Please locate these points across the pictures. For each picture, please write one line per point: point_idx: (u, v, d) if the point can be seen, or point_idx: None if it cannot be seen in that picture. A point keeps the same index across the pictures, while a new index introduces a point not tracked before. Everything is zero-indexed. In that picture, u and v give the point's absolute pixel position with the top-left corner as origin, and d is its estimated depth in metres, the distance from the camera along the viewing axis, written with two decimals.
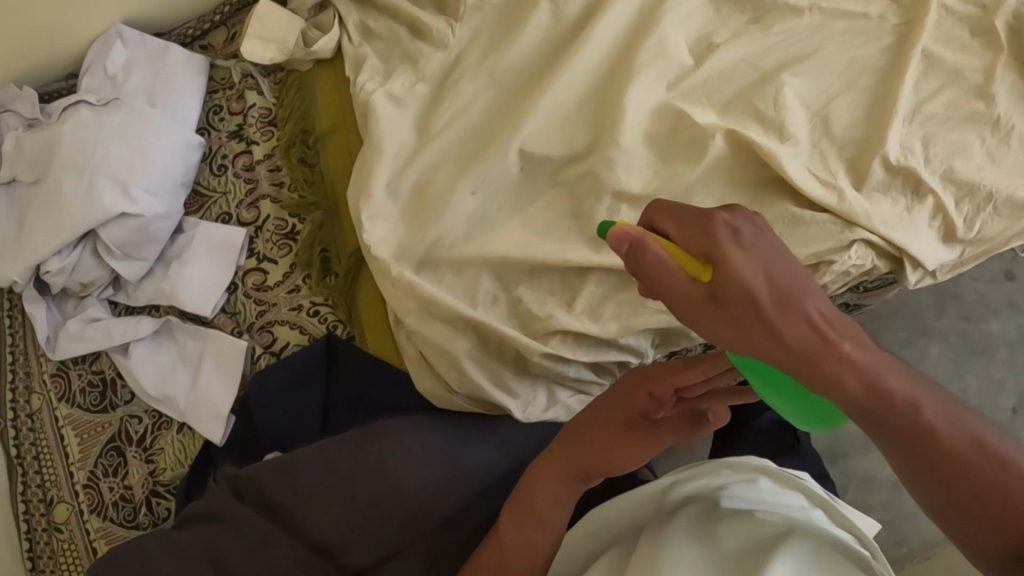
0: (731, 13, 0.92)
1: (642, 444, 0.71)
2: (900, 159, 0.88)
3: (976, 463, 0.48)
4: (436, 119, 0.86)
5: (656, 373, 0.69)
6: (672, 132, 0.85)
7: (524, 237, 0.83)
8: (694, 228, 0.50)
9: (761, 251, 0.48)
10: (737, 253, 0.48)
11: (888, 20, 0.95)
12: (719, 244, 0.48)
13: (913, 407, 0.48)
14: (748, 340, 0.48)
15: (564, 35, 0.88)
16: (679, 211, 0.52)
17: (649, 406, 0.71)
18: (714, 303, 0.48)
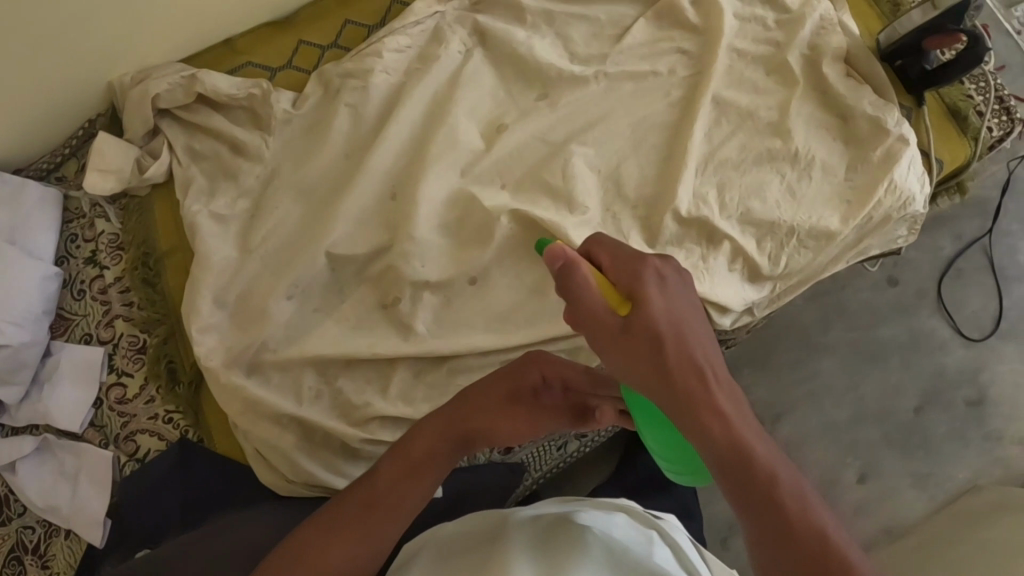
0: (520, 94, 0.99)
1: (525, 415, 0.75)
2: (692, 211, 0.92)
3: (816, 551, 0.49)
4: (256, 232, 0.96)
5: (553, 360, 0.76)
6: (465, 219, 0.93)
7: (338, 334, 0.91)
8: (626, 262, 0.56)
9: (676, 297, 0.54)
10: (653, 290, 0.54)
11: (677, 74, 1.01)
12: (641, 283, 0.54)
13: (770, 481, 0.50)
14: (637, 366, 0.53)
15: (366, 136, 0.99)
16: (616, 250, 0.58)
17: (538, 387, 0.77)
18: (622, 331, 0.53)
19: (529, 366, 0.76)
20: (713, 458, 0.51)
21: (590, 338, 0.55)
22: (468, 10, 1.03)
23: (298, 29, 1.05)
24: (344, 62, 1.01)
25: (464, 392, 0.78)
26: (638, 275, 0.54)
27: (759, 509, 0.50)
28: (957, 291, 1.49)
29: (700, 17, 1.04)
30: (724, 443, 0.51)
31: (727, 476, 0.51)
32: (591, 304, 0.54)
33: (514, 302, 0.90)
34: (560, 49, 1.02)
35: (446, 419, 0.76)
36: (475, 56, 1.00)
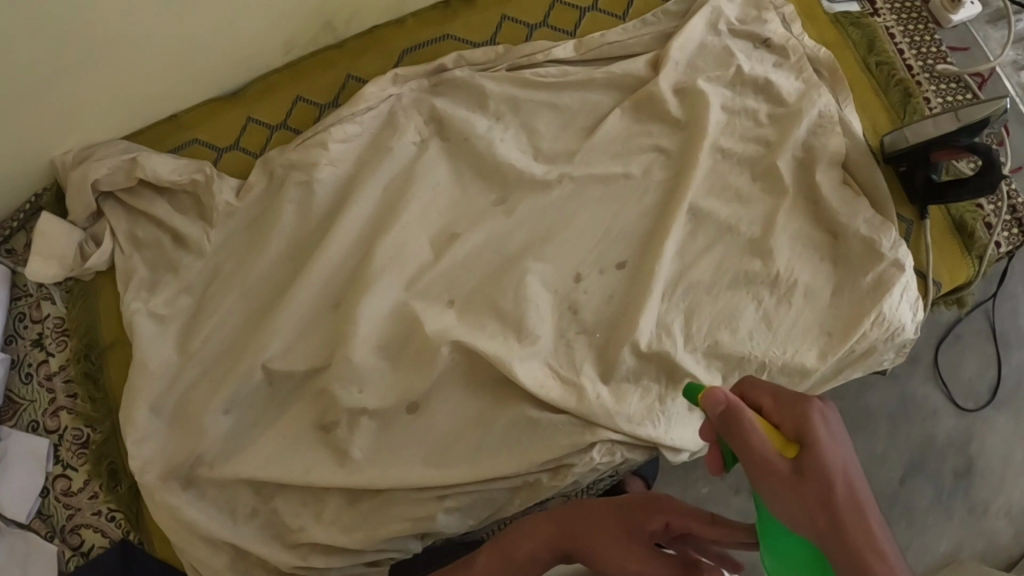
0: (477, 194, 0.91)
1: (635, 554, 0.71)
2: (651, 345, 0.86)
3: None
4: (195, 335, 0.92)
5: (676, 503, 0.74)
6: (407, 339, 0.88)
7: (274, 455, 0.88)
8: (782, 397, 0.60)
9: (843, 449, 0.55)
10: (821, 440, 0.55)
11: (652, 177, 0.92)
12: (811, 429, 0.56)
13: None
14: (811, 515, 0.52)
15: (311, 233, 0.92)
16: (777, 390, 0.61)
17: (659, 535, 0.74)
18: (792, 476, 0.54)
19: (651, 512, 0.75)
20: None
21: (751, 479, 0.56)
22: (427, 92, 0.95)
23: (244, 104, 0.97)
24: (290, 150, 0.94)
25: (585, 506, 0.79)
26: (806, 419, 0.57)
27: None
28: (955, 359, 1.41)
29: (683, 109, 0.94)
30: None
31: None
32: (759, 440, 0.55)
33: (455, 434, 0.86)
34: (524, 143, 0.93)
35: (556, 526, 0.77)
36: (431, 147, 0.92)
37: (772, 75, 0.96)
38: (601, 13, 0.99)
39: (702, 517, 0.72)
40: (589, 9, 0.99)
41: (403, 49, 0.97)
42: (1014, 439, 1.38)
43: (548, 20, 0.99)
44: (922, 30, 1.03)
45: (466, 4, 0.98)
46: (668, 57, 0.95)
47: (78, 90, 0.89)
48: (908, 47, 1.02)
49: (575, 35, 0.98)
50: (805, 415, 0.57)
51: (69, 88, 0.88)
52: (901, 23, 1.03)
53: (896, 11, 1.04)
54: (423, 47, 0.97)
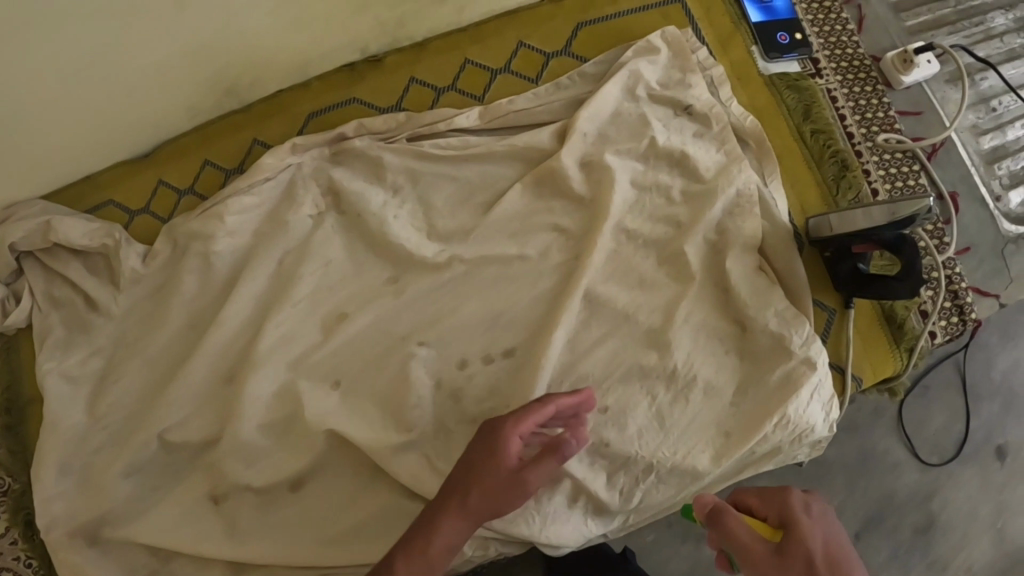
0: (369, 273, 0.90)
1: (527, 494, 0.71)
2: (531, 440, 0.82)
3: None
4: (103, 399, 0.93)
5: (516, 416, 0.72)
6: (293, 417, 0.88)
7: (165, 526, 0.89)
8: (767, 493, 0.75)
9: (821, 520, 0.72)
10: (801, 526, 0.70)
11: (549, 259, 0.87)
12: (792, 511, 0.72)
13: None
14: None
15: (212, 302, 0.93)
16: (757, 488, 0.76)
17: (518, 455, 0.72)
18: (774, 552, 0.69)
19: (502, 437, 0.72)
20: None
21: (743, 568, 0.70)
22: (327, 160, 0.92)
23: (154, 167, 0.97)
24: (191, 219, 0.93)
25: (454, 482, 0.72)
26: (788, 505, 0.72)
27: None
28: (921, 414, 1.34)
29: (589, 186, 0.89)
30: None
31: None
32: (746, 531, 0.70)
33: (337, 515, 0.87)
34: (419, 219, 0.90)
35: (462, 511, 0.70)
36: (327, 222, 0.91)
37: (689, 147, 0.90)
38: (513, 75, 0.95)
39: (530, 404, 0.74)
40: (500, 71, 0.95)
41: (308, 113, 0.95)
42: (979, 498, 1.31)
43: (457, 82, 0.95)
44: (870, 92, 0.98)
45: (373, 66, 0.95)
46: (574, 128, 0.89)
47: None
48: (851, 113, 0.97)
49: (483, 100, 0.94)
50: (786, 500, 0.73)
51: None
52: (847, 84, 0.98)
53: (840, 71, 0.98)
54: (328, 112, 0.95)
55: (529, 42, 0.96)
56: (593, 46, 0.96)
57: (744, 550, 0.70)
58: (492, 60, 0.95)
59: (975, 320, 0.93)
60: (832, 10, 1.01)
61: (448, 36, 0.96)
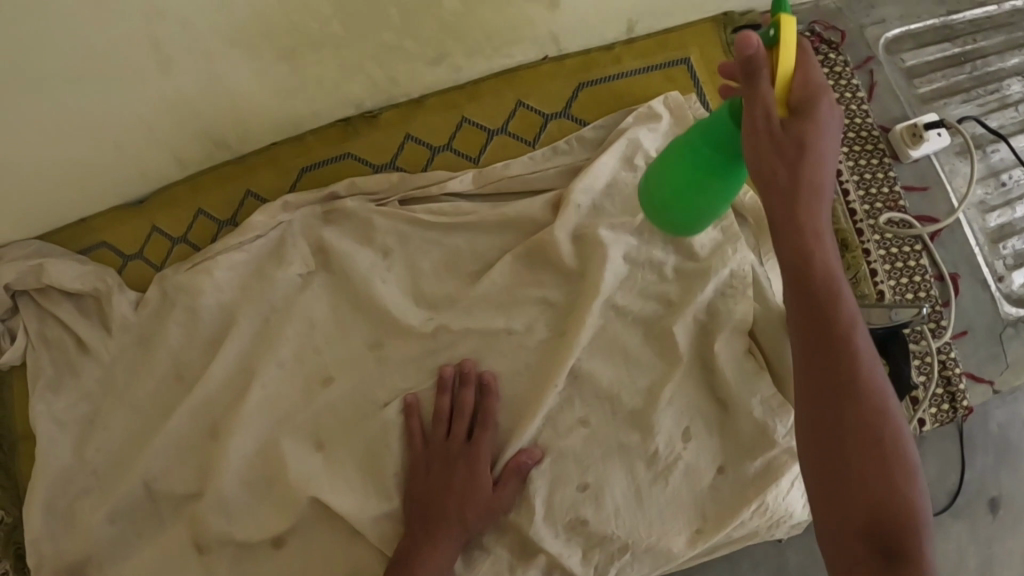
0: (355, 336, 0.89)
1: (477, 487, 0.82)
2: (509, 514, 0.85)
3: (879, 454, 0.59)
4: (90, 444, 0.94)
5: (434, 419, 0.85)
6: (274, 477, 0.88)
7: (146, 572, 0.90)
8: (810, 90, 0.63)
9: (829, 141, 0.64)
10: (818, 118, 0.63)
11: (534, 333, 0.87)
12: (814, 117, 0.62)
13: (856, 368, 0.61)
14: (775, 170, 0.62)
15: (199, 353, 0.92)
16: (806, 69, 0.65)
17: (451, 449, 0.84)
18: (769, 139, 0.62)
19: (434, 447, 0.84)
20: (853, 435, 0.60)
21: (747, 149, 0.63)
22: (318, 219, 0.91)
23: (149, 214, 0.97)
24: (181, 269, 0.93)
25: (418, 496, 0.83)
26: (814, 110, 0.63)
27: (854, 448, 0.59)
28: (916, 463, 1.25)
29: (580, 258, 0.88)
30: (866, 436, 0.60)
31: (842, 388, 0.61)
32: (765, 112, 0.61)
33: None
34: (408, 284, 0.89)
35: (430, 520, 0.81)
36: (315, 281, 0.90)
37: None
38: (509, 136, 0.93)
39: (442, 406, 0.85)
40: (497, 131, 0.93)
41: (302, 167, 0.94)
42: None
43: (452, 142, 0.93)
44: (876, 165, 0.96)
45: (369, 122, 0.94)
46: (568, 199, 0.88)
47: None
48: (855, 186, 0.95)
49: (478, 162, 0.93)
50: (818, 104, 0.63)
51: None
52: (853, 156, 0.96)
53: (846, 141, 0.96)
54: (322, 167, 0.94)
55: (528, 101, 0.94)
56: (593, 107, 0.94)
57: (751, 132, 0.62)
58: (490, 120, 0.93)
59: (967, 407, 0.92)
60: (843, 75, 0.98)
61: (445, 93, 0.94)
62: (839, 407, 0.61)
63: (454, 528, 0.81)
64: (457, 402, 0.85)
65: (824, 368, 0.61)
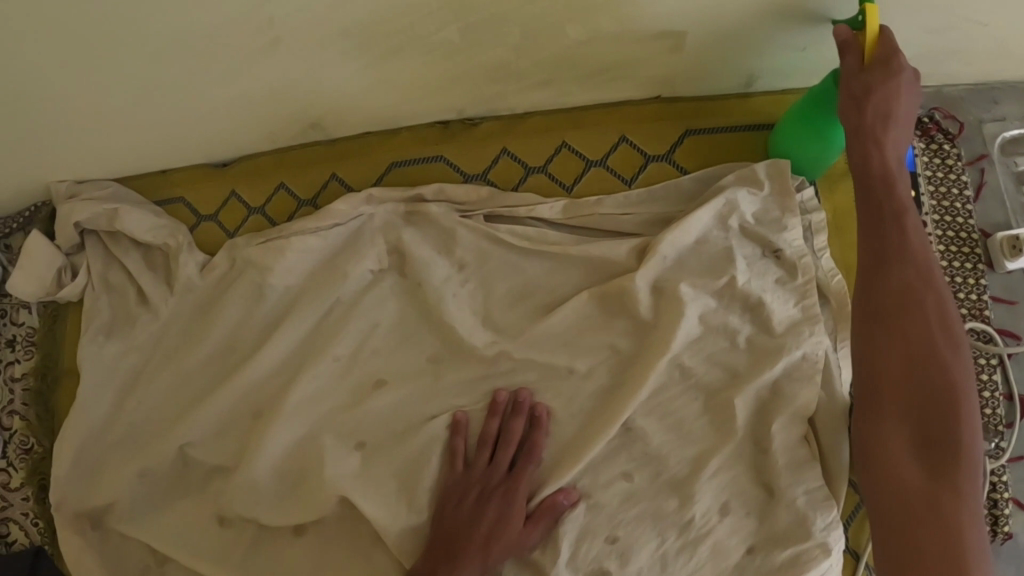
0: (413, 345, 0.88)
1: (512, 519, 0.81)
2: (533, 551, 0.84)
3: (918, 395, 0.72)
4: (133, 396, 0.95)
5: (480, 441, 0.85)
6: (309, 472, 0.87)
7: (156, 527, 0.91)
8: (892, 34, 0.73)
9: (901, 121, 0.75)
10: (900, 66, 0.73)
11: (595, 379, 0.85)
12: (891, 77, 0.73)
13: (906, 312, 0.74)
14: (853, 116, 0.76)
15: (256, 331, 0.92)
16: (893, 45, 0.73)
17: (492, 475, 0.83)
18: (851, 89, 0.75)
19: (476, 468, 0.84)
20: (894, 368, 0.74)
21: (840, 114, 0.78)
22: (399, 218, 0.90)
23: (230, 179, 0.96)
24: (254, 243, 0.92)
25: (450, 515, 0.82)
26: (893, 50, 0.73)
27: (901, 358, 0.73)
28: None
29: (655, 309, 0.86)
30: (912, 349, 0.74)
31: (893, 314, 0.75)
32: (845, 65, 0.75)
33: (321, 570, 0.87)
34: (477, 302, 0.88)
35: (459, 541, 0.80)
36: (386, 281, 0.89)
37: (766, 296, 0.86)
38: (607, 170, 0.91)
39: (490, 429, 0.85)
40: (595, 163, 0.91)
41: (391, 161, 0.92)
42: None
43: (548, 165, 0.91)
44: (969, 270, 0.94)
45: (467, 129, 0.92)
46: (655, 249, 0.86)
47: (66, 136, 0.92)
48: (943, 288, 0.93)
49: (571, 191, 0.90)
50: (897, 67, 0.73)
51: (56, 132, 0.91)
52: (948, 256, 0.94)
53: (944, 241, 0.94)
54: (412, 164, 0.92)
55: (631, 138, 0.91)
56: (697, 157, 0.91)
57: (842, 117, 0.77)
58: (590, 149, 0.91)
59: (1007, 534, 0.90)
60: (953, 170, 0.96)
61: (550, 114, 0.91)
62: (892, 319, 0.75)
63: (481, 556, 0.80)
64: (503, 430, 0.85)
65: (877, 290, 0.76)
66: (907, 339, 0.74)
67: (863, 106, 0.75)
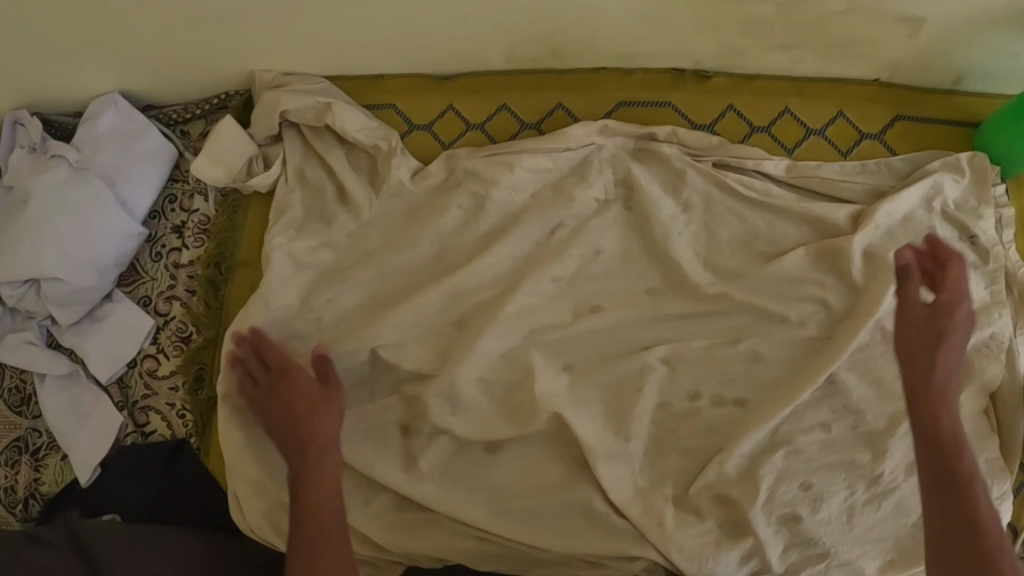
0: (634, 276, 0.90)
1: (299, 448, 0.81)
2: (731, 489, 0.84)
3: (952, 443, 0.75)
4: (317, 294, 0.93)
5: (308, 398, 0.84)
6: (516, 386, 0.87)
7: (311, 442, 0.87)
8: (939, 252, 0.82)
9: (951, 285, 0.80)
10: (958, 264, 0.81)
11: (806, 329, 0.89)
12: (945, 333, 0.79)
13: (952, 438, 0.75)
14: (916, 333, 0.80)
15: (469, 243, 0.92)
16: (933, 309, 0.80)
17: (298, 404, 0.84)
18: (930, 315, 0.80)
19: (285, 376, 0.85)
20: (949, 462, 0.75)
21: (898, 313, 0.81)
22: (628, 153, 0.93)
23: (450, 93, 0.97)
24: (476, 156, 0.93)
25: (275, 422, 0.84)
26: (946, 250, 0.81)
27: (935, 443, 0.75)
28: None
29: (865, 274, 0.90)
30: (949, 463, 0.75)
31: (943, 448, 0.75)
32: (915, 281, 0.80)
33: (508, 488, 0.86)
34: (699, 244, 0.91)
35: (308, 476, 0.79)
36: (611, 211, 0.91)
37: (963, 276, 0.92)
38: (825, 140, 0.95)
39: (302, 380, 0.85)
40: (815, 132, 0.95)
41: (620, 100, 0.95)
42: None
43: (772, 126, 0.95)
44: None
45: (699, 80, 0.95)
46: (871, 218, 0.91)
47: (306, 20, 0.92)
48: None
49: (791, 153, 0.95)
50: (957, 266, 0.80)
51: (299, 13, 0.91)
52: None
53: None
54: (639, 106, 0.95)
55: (848, 114, 0.96)
56: (907, 141, 0.97)
57: (905, 303, 0.81)
58: (811, 118, 0.95)
59: None
60: None
61: (777, 79, 0.96)
62: (937, 437, 0.76)
63: (298, 446, 0.81)
64: (245, 356, 0.89)
65: (934, 440, 0.76)
66: (944, 463, 0.75)
67: (924, 328, 0.80)
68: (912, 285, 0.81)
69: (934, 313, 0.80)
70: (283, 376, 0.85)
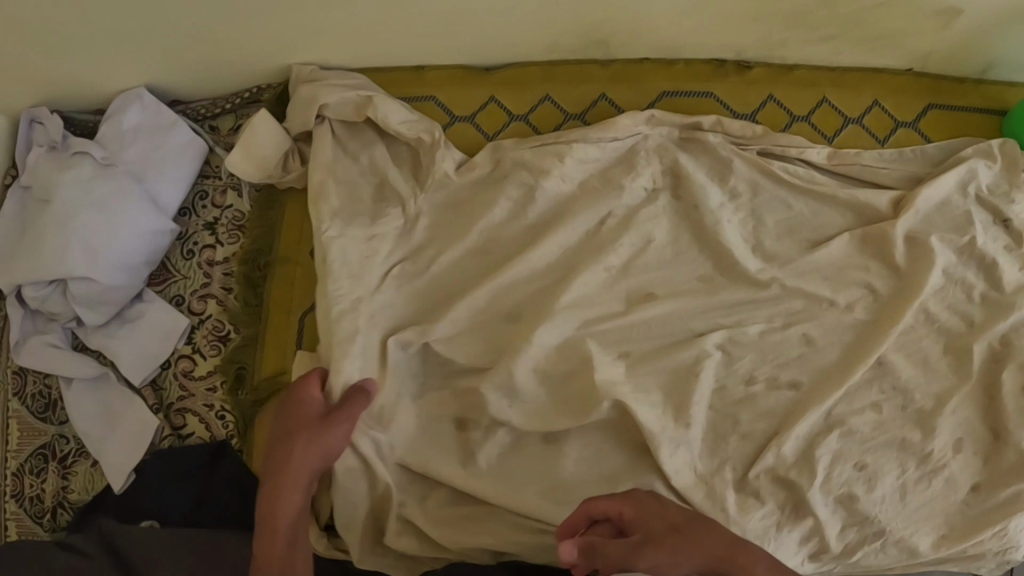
0: (686, 264, 0.91)
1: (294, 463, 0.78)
2: (789, 470, 0.86)
3: (725, 552, 0.71)
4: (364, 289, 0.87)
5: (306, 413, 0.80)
6: (572, 376, 0.87)
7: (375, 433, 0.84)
8: (627, 497, 0.75)
9: (654, 510, 0.74)
10: (646, 515, 0.74)
11: (853, 313, 0.91)
12: (658, 533, 0.72)
13: (704, 524, 0.73)
14: (675, 558, 0.70)
15: (519, 234, 0.92)
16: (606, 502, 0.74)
17: (307, 421, 0.80)
18: (671, 529, 0.72)
19: (304, 396, 0.82)
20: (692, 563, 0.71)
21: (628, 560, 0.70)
22: (674, 142, 0.93)
23: (491, 84, 0.97)
24: (522, 147, 0.93)
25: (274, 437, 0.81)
26: (630, 505, 0.75)
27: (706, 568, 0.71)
28: None
29: (908, 258, 0.92)
30: (710, 557, 0.71)
31: (682, 529, 0.72)
32: (612, 503, 0.74)
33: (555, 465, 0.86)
34: (747, 231, 0.92)
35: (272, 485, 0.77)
36: (659, 201, 0.92)
37: (1001, 258, 0.93)
38: (863, 129, 0.98)
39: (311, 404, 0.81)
40: (853, 121, 0.97)
41: (663, 91, 0.96)
42: None
43: (812, 116, 0.97)
44: None
45: (740, 71, 0.96)
46: (912, 204, 0.93)
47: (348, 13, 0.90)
48: None
49: (831, 142, 0.97)
50: (637, 500, 0.75)
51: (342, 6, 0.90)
52: None
53: None
54: (682, 96, 0.96)
55: (884, 103, 0.98)
56: (940, 129, 0.99)
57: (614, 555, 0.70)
58: (849, 107, 0.97)
59: None
60: None
61: (815, 69, 0.97)
62: (691, 536, 0.72)
63: (281, 468, 0.78)
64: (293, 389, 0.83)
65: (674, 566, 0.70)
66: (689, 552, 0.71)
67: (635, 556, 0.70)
68: (616, 548, 0.71)
69: (635, 538, 0.71)
70: (302, 392, 0.82)
